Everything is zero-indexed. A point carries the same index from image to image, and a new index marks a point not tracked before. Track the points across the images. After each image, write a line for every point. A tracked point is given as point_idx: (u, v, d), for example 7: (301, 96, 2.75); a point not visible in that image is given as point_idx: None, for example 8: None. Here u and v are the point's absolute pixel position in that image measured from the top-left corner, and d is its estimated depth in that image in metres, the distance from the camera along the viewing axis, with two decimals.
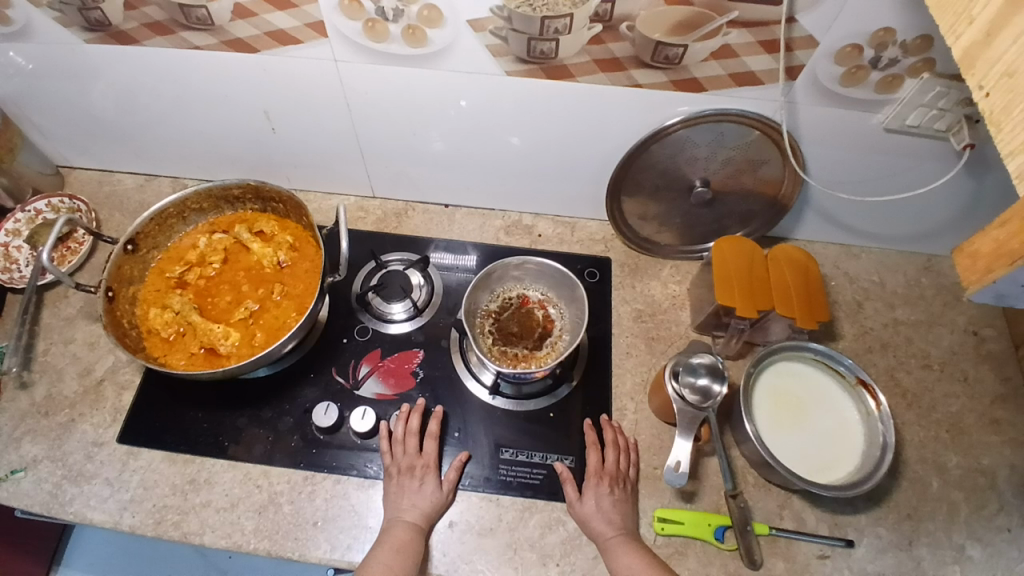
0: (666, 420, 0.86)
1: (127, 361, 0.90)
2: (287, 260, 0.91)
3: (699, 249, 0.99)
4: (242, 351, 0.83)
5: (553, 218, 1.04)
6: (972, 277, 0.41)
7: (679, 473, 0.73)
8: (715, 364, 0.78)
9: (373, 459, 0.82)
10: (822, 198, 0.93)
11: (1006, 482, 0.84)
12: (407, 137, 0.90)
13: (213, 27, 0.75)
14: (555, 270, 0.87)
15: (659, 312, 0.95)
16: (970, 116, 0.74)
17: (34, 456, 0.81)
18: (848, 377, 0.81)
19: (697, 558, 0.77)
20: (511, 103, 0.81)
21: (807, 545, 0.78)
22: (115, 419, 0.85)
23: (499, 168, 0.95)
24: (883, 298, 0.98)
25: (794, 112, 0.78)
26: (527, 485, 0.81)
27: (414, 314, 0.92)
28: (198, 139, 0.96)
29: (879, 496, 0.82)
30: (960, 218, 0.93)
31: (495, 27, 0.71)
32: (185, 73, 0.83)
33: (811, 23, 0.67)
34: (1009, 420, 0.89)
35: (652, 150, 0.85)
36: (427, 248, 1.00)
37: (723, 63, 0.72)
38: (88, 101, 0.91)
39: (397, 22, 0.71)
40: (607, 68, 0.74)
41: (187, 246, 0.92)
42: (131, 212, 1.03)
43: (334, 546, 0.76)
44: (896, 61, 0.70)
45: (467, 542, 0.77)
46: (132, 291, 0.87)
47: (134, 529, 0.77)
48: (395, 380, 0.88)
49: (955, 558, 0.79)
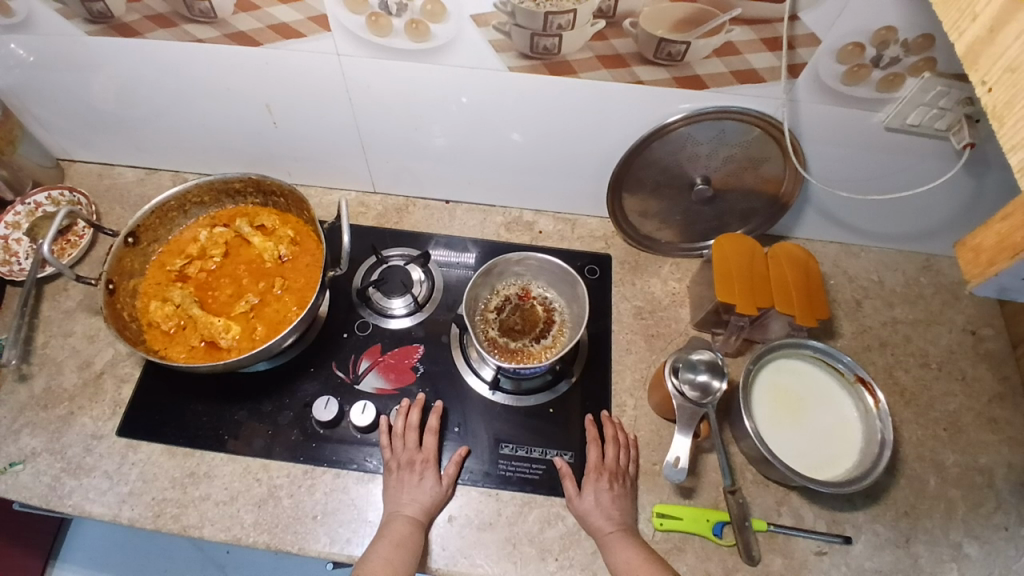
0: (666, 416, 0.86)
1: (127, 353, 0.90)
2: (288, 254, 0.91)
3: (699, 246, 1.00)
4: (242, 344, 0.83)
5: (554, 215, 1.04)
6: (975, 271, 0.41)
7: (678, 469, 0.73)
8: (715, 360, 0.78)
9: (373, 454, 0.82)
10: (822, 196, 0.93)
11: (1004, 481, 0.85)
12: (410, 132, 0.90)
13: (215, 20, 0.75)
14: (555, 265, 0.87)
15: (659, 309, 0.96)
16: (971, 115, 0.75)
17: (33, 448, 0.81)
18: (848, 375, 0.81)
19: (695, 553, 0.77)
20: (513, 98, 0.81)
21: (805, 541, 0.79)
22: (115, 412, 0.85)
23: (500, 163, 0.95)
24: (882, 297, 0.99)
25: (797, 109, 0.78)
26: (527, 480, 0.81)
27: (414, 309, 0.92)
28: (198, 132, 0.96)
29: (877, 494, 0.83)
30: (959, 217, 0.93)
31: (498, 23, 0.71)
32: (187, 67, 0.83)
33: (813, 20, 0.67)
34: (1006, 419, 0.89)
35: (654, 148, 0.85)
36: (428, 244, 1.00)
37: (726, 60, 0.73)
38: (89, 93, 0.91)
39: (401, 17, 0.71)
40: (610, 64, 0.75)
41: (188, 240, 0.92)
42: (132, 205, 1.03)
43: (334, 540, 0.76)
44: (898, 59, 0.70)
45: (467, 537, 0.77)
46: (132, 284, 0.87)
47: (134, 521, 0.77)
48: (395, 374, 0.88)
49: (952, 556, 0.79)
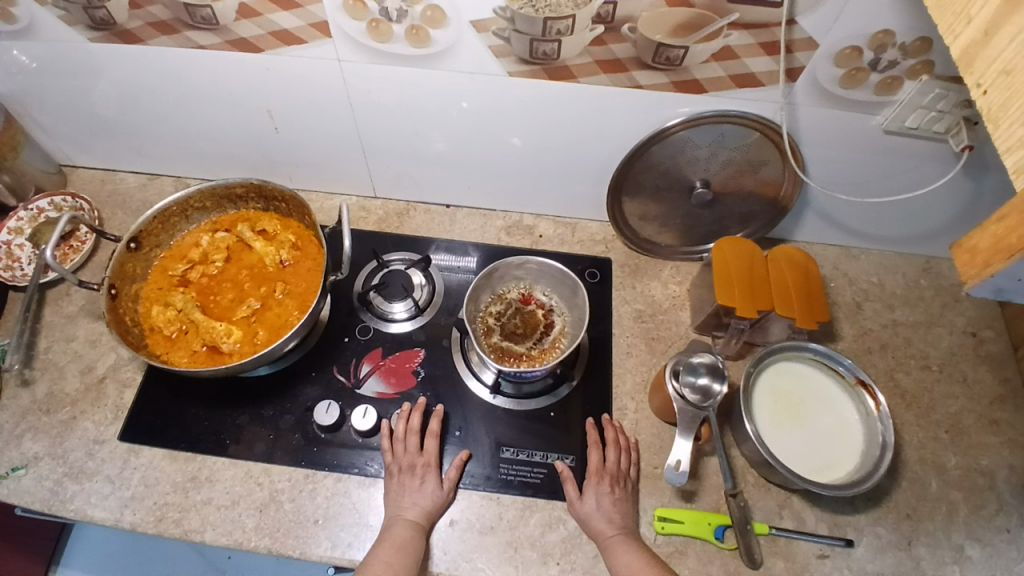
0: (666, 420, 0.86)
1: (128, 358, 0.90)
2: (289, 258, 0.91)
3: (699, 249, 1.00)
4: (243, 349, 0.83)
5: (554, 219, 1.05)
6: (971, 272, 0.42)
7: (679, 472, 0.73)
8: (715, 363, 0.78)
9: (374, 457, 0.82)
10: (821, 199, 0.94)
11: (1006, 483, 0.85)
12: (410, 137, 0.91)
13: (216, 27, 0.75)
14: (556, 269, 0.88)
15: (659, 312, 0.96)
16: (969, 118, 0.75)
17: (35, 453, 0.81)
18: (848, 377, 0.81)
19: (697, 557, 0.77)
20: (512, 102, 0.82)
21: (807, 544, 0.79)
22: (116, 416, 0.85)
23: (500, 168, 0.95)
24: (882, 299, 0.99)
25: (795, 113, 0.78)
26: (528, 484, 0.81)
27: (414, 313, 0.93)
28: (200, 138, 0.97)
29: (879, 496, 0.83)
30: (958, 219, 0.93)
31: (498, 28, 0.72)
32: (189, 73, 0.83)
33: (811, 25, 0.67)
34: (1007, 421, 0.89)
35: (653, 151, 0.85)
36: (428, 248, 1.00)
37: (725, 65, 0.73)
38: (91, 99, 0.91)
39: (400, 22, 0.72)
40: (609, 69, 0.75)
41: (189, 245, 0.93)
42: (134, 211, 1.04)
43: (335, 544, 0.76)
44: (896, 62, 0.70)
45: (468, 540, 0.77)
46: (134, 289, 0.87)
47: (135, 526, 0.77)
48: (395, 378, 0.88)
49: (954, 558, 0.79)
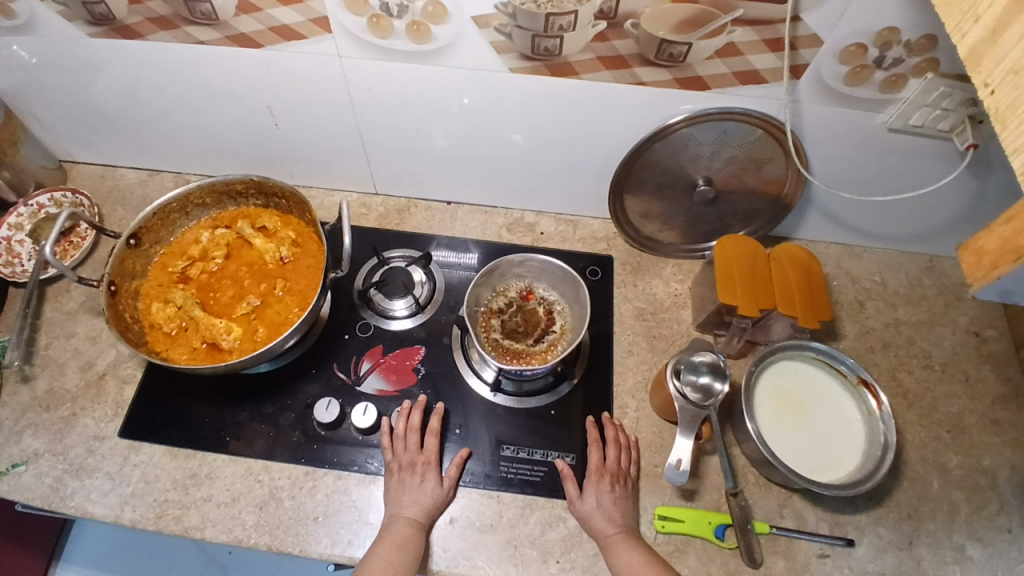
0: (667, 418, 0.86)
1: (129, 355, 0.90)
2: (289, 255, 0.91)
3: (701, 247, 0.99)
4: (243, 347, 0.83)
5: (555, 216, 1.04)
6: (978, 274, 0.41)
7: (680, 471, 0.72)
8: (717, 362, 0.78)
9: (374, 455, 0.82)
10: (824, 196, 0.93)
11: (1007, 482, 0.84)
12: (411, 134, 0.90)
13: (216, 22, 0.75)
14: (557, 267, 0.87)
15: (660, 310, 0.95)
16: (974, 116, 0.74)
17: (35, 449, 0.81)
18: (850, 376, 0.81)
19: (697, 556, 0.77)
20: (514, 99, 0.81)
21: (807, 543, 0.78)
22: (117, 413, 0.85)
23: (501, 165, 0.95)
24: (885, 298, 0.98)
25: (799, 110, 0.78)
26: (528, 482, 0.81)
27: (415, 310, 0.92)
28: (200, 135, 0.96)
29: (880, 496, 0.83)
30: (962, 218, 0.93)
31: (499, 24, 0.71)
32: (188, 69, 0.83)
33: (815, 21, 0.67)
34: (1010, 421, 0.89)
35: (655, 149, 0.85)
36: (429, 245, 1.00)
37: (728, 61, 0.72)
38: (91, 95, 0.91)
39: (402, 18, 0.71)
40: (611, 65, 0.74)
41: (189, 241, 0.92)
42: (134, 207, 1.03)
43: (335, 541, 0.76)
44: (900, 60, 0.70)
45: (468, 539, 0.77)
46: (133, 285, 0.87)
47: (135, 523, 0.77)
48: (396, 376, 0.88)
49: (955, 558, 0.79)
